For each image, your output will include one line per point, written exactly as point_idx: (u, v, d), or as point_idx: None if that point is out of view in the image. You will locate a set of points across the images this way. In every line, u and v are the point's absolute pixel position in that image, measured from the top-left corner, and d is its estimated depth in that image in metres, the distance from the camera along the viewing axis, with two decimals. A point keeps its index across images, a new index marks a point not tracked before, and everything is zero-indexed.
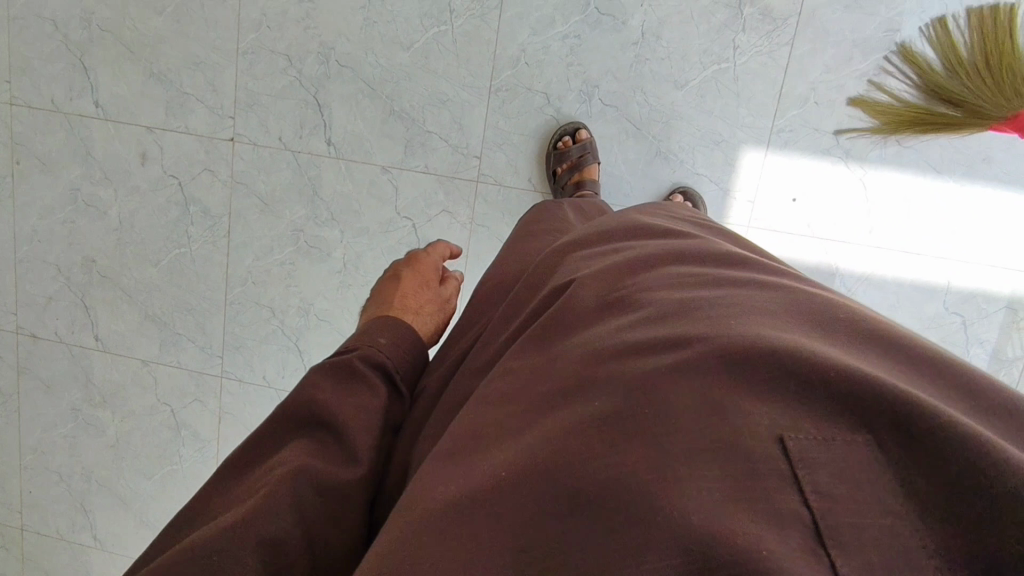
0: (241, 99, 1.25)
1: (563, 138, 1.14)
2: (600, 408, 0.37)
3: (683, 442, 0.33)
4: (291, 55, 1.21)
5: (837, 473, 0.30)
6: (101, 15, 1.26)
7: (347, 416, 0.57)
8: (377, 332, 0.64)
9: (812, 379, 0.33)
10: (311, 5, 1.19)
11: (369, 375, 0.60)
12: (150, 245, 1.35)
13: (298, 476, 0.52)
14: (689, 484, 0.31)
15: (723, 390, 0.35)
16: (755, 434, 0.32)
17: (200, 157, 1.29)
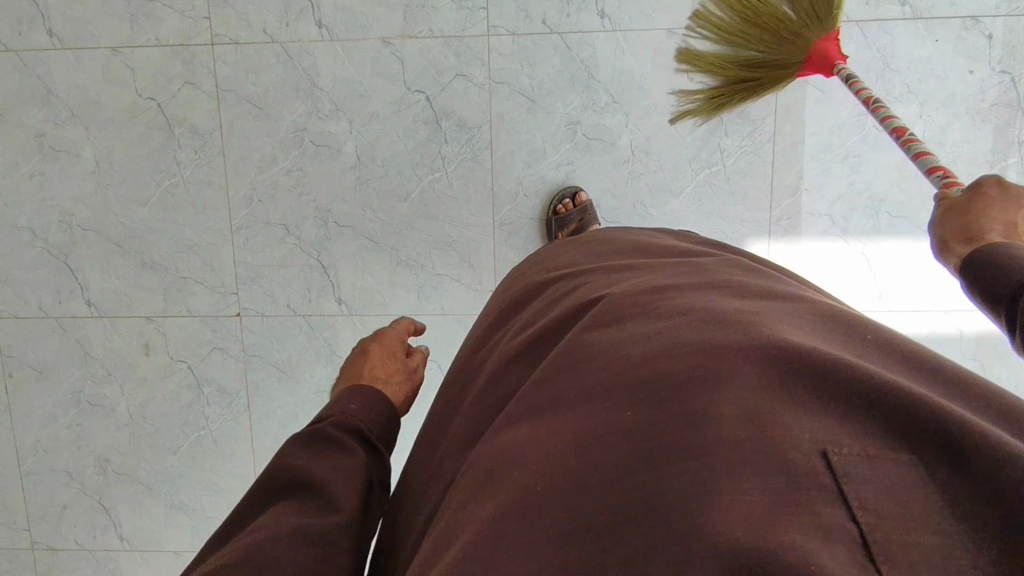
0: (243, 275, 1.23)
1: (563, 202, 1.14)
2: (639, 416, 0.36)
3: (727, 445, 0.32)
4: (287, 224, 1.20)
5: (883, 492, 0.29)
6: (80, 216, 1.23)
7: (322, 477, 0.54)
8: (348, 400, 0.61)
9: (866, 389, 0.33)
10: (300, 173, 1.18)
11: (343, 437, 0.57)
12: (166, 434, 1.30)
13: (266, 546, 0.49)
14: (733, 491, 0.30)
15: (771, 395, 0.34)
16: (803, 447, 0.31)
17: (207, 337, 1.26)
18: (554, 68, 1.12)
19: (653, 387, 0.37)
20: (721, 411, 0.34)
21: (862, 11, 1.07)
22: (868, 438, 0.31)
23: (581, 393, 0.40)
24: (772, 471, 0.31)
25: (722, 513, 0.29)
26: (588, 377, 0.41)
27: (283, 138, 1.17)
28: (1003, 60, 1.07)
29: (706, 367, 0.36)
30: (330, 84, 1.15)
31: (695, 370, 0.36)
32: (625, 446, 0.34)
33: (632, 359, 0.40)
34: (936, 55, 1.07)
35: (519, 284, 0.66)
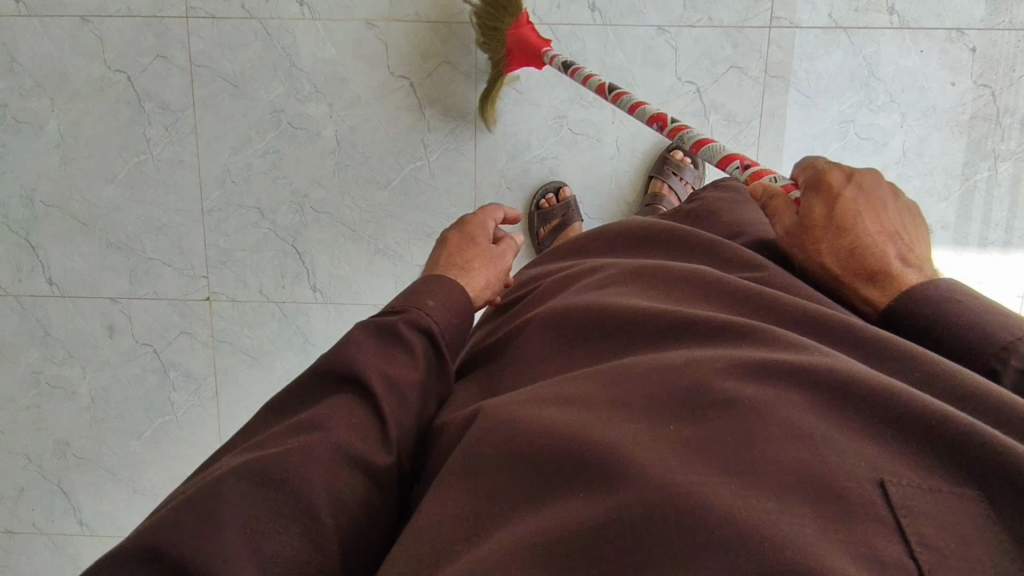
0: (214, 258, 1.19)
1: (546, 197, 1.13)
2: (711, 433, 0.40)
3: (797, 471, 0.36)
4: (262, 208, 1.17)
5: (939, 527, 0.34)
6: (43, 190, 1.17)
7: (395, 378, 0.59)
8: (423, 296, 0.66)
9: (924, 432, 0.37)
10: (277, 155, 1.15)
11: (411, 340, 0.62)
12: (130, 418, 1.27)
13: (348, 435, 0.55)
14: (802, 512, 0.34)
15: (835, 432, 0.39)
16: (863, 477, 0.36)
17: (176, 321, 1.22)
18: (542, 60, 1.10)
19: (725, 408, 0.41)
20: (785, 439, 0.38)
21: (851, 18, 1.07)
22: (931, 475, 0.36)
23: (651, 406, 0.43)
24: (834, 497, 0.35)
25: (796, 526, 0.33)
26: (657, 392, 0.44)
27: (260, 119, 1.14)
28: (984, 74, 1.08)
29: (779, 400, 0.40)
30: (309, 65, 1.11)
31: (766, 399, 0.41)
32: (699, 457, 0.38)
33: (699, 376, 0.44)
34: (921, 66, 1.08)
35: (557, 278, 0.68)
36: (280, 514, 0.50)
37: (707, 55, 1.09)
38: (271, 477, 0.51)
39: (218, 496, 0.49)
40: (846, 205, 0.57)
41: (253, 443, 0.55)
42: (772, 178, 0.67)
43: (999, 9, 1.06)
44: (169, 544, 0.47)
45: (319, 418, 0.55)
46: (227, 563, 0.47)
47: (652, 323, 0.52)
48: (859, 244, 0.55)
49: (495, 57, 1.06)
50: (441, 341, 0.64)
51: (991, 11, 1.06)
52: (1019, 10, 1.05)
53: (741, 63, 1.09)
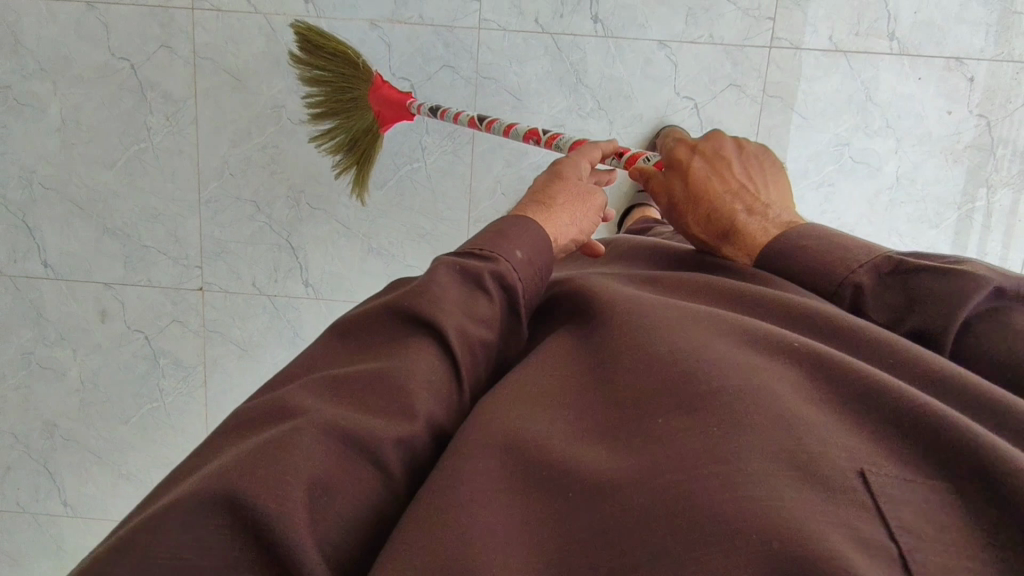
0: (209, 249, 1.20)
1: None
2: (697, 425, 0.40)
3: (779, 459, 0.36)
4: (258, 201, 1.18)
5: (919, 514, 0.33)
6: (42, 173, 1.18)
7: (474, 337, 0.52)
8: (512, 242, 0.58)
9: (909, 426, 0.37)
10: (276, 150, 1.16)
11: (494, 296, 0.55)
12: (119, 403, 1.28)
13: (430, 402, 0.48)
14: (784, 493, 0.34)
15: (817, 423, 0.39)
16: (847, 466, 0.36)
17: (168, 309, 1.23)
18: (543, 69, 1.11)
19: (709, 401, 0.41)
20: (764, 427, 0.38)
21: (851, 43, 1.07)
22: (912, 466, 0.36)
23: (637, 401, 0.44)
24: (819, 483, 0.35)
25: (772, 507, 0.33)
26: (644, 385, 0.45)
27: (260, 113, 1.14)
28: (980, 105, 1.08)
29: (759, 391, 0.41)
30: None
31: (751, 392, 0.41)
32: (684, 449, 0.38)
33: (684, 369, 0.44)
34: (918, 93, 1.09)
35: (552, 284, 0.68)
36: (363, 475, 0.43)
37: (706, 72, 1.10)
38: (356, 430, 0.43)
39: (299, 442, 0.41)
40: (697, 176, 0.67)
41: (318, 382, 0.47)
42: (645, 159, 0.80)
43: (999, 41, 1.06)
44: (250, 497, 0.37)
45: (397, 371, 0.48)
46: (310, 526, 0.38)
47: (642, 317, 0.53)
48: (713, 208, 0.65)
49: (365, 123, 1.09)
50: (523, 302, 0.57)
51: (991, 42, 1.06)
52: (1019, 43, 1.06)
53: (740, 81, 1.10)
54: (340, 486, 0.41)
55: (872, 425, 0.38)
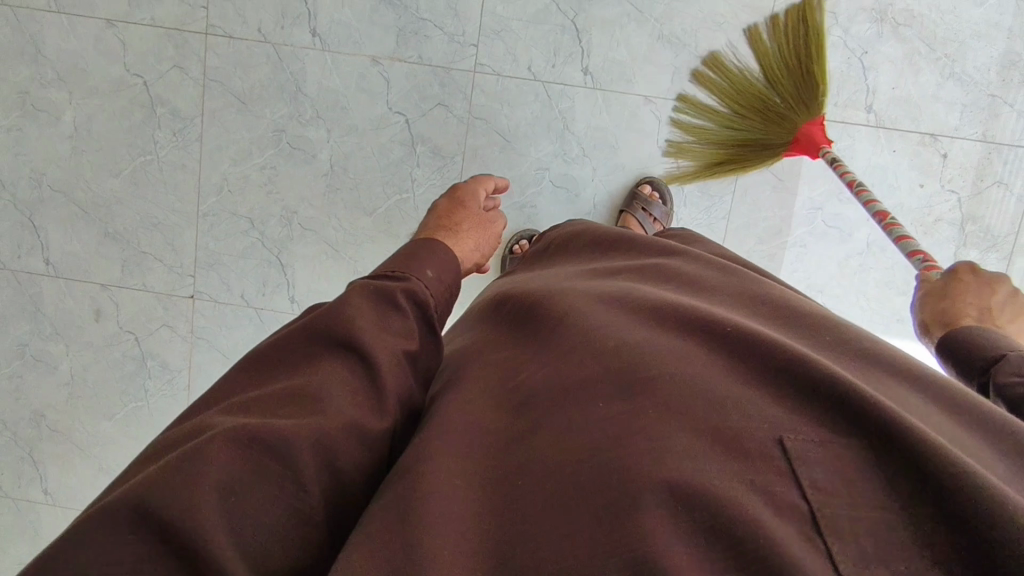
0: (202, 260, 1.26)
1: (518, 242, 1.18)
2: (633, 403, 0.44)
3: (707, 435, 0.40)
4: (252, 218, 1.23)
5: (830, 472, 0.37)
6: (52, 176, 1.24)
7: (395, 347, 0.55)
8: (421, 265, 0.64)
9: (821, 393, 0.41)
10: (273, 171, 1.21)
11: (408, 309, 0.59)
12: (105, 399, 1.33)
13: (343, 408, 0.50)
14: (709, 466, 0.39)
15: (743, 398, 0.42)
16: (765, 437, 0.40)
17: (159, 313, 1.28)
18: (532, 114, 1.16)
19: (645, 384, 0.45)
20: (693, 407, 0.42)
21: (830, 112, 1.12)
22: (823, 427, 0.40)
23: (580, 377, 0.48)
24: (739, 454, 0.39)
25: (702, 481, 0.38)
26: (587, 364, 0.49)
27: (261, 136, 1.20)
28: (952, 181, 1.12)
29: (690, 375, 0.45)
30: (314, 91, 1.18)
31: (678, 373, 0.45)
32: (622, 425, 0.42)
33: (625, 353, 0.48)
34: (892, 165, 1.12)
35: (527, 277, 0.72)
36: (275, 472, 0.46)
37: None
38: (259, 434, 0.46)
39: (201, 453, 0.45)
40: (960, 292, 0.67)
41: (236, 402, 0.51)
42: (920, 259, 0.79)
43: (974, 121, 1.10)
44: (148, 505, 0.42)
45: (309, 383, 0.51)
46: (212, 526, 0.43)
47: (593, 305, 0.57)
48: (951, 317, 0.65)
49: (772, 142, 1.06)
50: (436, 317, 0.62)
51: (966, 122, 1.10)
52: (993, 125, 1.10)
53: None
54: (247, 487, 0.45)
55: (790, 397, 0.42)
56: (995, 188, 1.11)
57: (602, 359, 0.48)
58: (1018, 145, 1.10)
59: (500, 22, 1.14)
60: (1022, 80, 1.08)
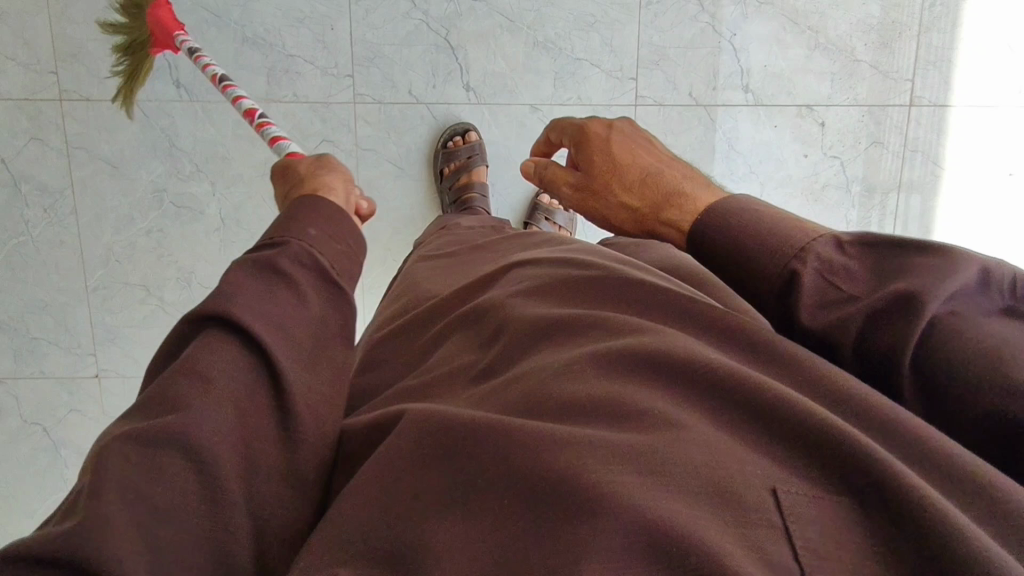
0: (100, 336, 1.19)
1: (452, 139, 1.13)
2: (631, 433, 0.41)
3: (705, 479, 0.37)
4: (148, 285, 1.17)
5: (824, 533, 0.34)
6: None
7: (280, 325, 0.47)
8: (298, 221, 0.53)
9: (819, 444, 0.38)
10: (161, 234, 1.16)
11: (295, 276, 0.50)
12: (22, 497, 1.25)
13: (248, 424, 0.43)
14: (698, 512, 0.36)
15: (736, 446, 0.40)
16: (760, 485, 0.37)
17: (64, 398, 1.21)
18: (420, 137, 1.14)
19: (639, 419, 0.42)
20: (691, 447, 0.39)
21: (709, 96, 1.14)
22: (817, 481, 0.37)
23: (566, 404, 0.44)
24: (731, 504, 0.36)
25: (692, 522, 0.35)
26: (574, 391, 0.45)
27: (141, 198, 1.14)
28: (833, 146, 1.16)
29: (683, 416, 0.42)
30: (189, 145, 1.13)
31: (676, 412, 0.42)
32: (616, 456, 0.39)
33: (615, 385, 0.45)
34: (775, 140, 1.16)
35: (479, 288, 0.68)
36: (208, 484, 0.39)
37: None
38: (169, 443, 0.39)
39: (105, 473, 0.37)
40: (614, 150, 0.58)
41: (138, 400, 0.42)
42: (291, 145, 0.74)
43: (843, 88, 1.14)
44: (57, 546, 0.34)
45: (195, 373, 0.42)
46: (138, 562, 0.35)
47: (564, 325, 0.53)
48: (641, 177, 0.56)
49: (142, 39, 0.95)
50: (331, 271, 0.52)
51: (837, 89, 1.14)
52: (862, 89, 1.14)
53: None
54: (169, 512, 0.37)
55: (784, 445, 0.39)
56: (872, 148, 1.16)
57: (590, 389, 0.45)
58: (887, 106, 1.14)
59: (371, 48, 1.10)
60: (882, 43, 1.12)
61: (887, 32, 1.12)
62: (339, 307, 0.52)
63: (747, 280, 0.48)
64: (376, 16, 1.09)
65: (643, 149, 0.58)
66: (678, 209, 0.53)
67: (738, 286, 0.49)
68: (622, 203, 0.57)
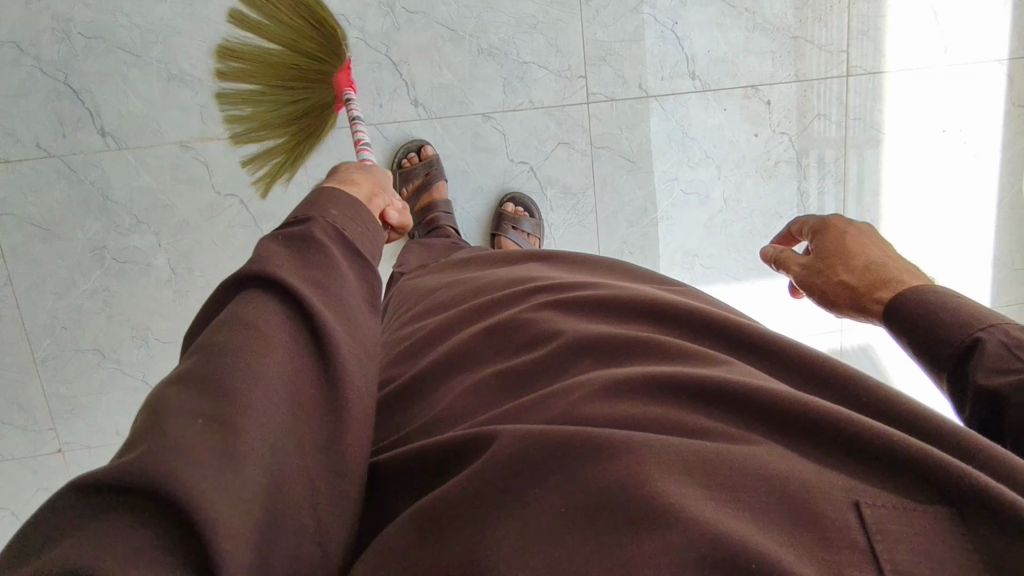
0: (57, 409, 1.12)
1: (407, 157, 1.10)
2: (699, 443, 0.40)
3: (781, 492, 0.37)
4: (102, 348, 1.11)
5: (912, 548, 0.34)
6: None
7: (315, 285, 0.48)
8: (323, 205, 0.57)
9: (895, 460, 0.37)
10: (108, 293, 1.09)
11: (326, 245, 0.52)
12: None
13: (293, 382, 0.41)
14: (771, 528, 0.35)
15: (808, 460, 0.39)
16: (840, 497, 0.37)
17: (28, 477, 1.15)
18: (374, 160, 1.10)
19: (705, 434, 0.41)
20: (764, 460, 0.39)
21: (659, 87, 1.14)
22: (897, 495, 0.37)
23: (626, 417, 0.43)
24: (808, 520, 0.36)
25: (771, 539, 0.34)
26: (636, 409, 0.44)
27: (81, 259, 1.07)
28: (781, 123, 1.19)
29: (747, 432, 0.41)
30: (126, 195, 1.05)
31: (746, 432, 0.41)
32: (685, 468, 0.38)
33: (672, 398, 0.44)
34: (726, 123, 1.18)
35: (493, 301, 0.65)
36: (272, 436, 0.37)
37: (534, 136, 1.13)
38: (233, 386, 0.38)
39: (170, 414, 0.35)
40: (854, 240, 0.69)
41: (199, 342, 0.41)
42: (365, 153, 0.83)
43: (784, 66, 1.16)
44: (138, 468, 0.31)
45: (246, 322, 0.42)
46: (213, 497, 0.32)
47: (614, 347, 0.52)
48: (870, 263, 0.66)
49: (306, 104, 0.93)
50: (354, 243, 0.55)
51: (779, 67, 1.16)
52: (802, 64, 1.16)
53: (567, 139, 1.14)
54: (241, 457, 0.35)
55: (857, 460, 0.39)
56: (818, 120, 1.19)
57: (649, 403, 0.44)
58: (827, 79, 1.17)
59: None
60: (817, 17, 1.15)
61: (819, 7, 1.14)
62: (364, 275, 0.55)
63: (933, 345, 0.55)
64: None
65: (874, 245, 0.68)
66: (890, 294, 0.62)
67: (933, 347, 0.55)
68: (845, 282, 0.66)
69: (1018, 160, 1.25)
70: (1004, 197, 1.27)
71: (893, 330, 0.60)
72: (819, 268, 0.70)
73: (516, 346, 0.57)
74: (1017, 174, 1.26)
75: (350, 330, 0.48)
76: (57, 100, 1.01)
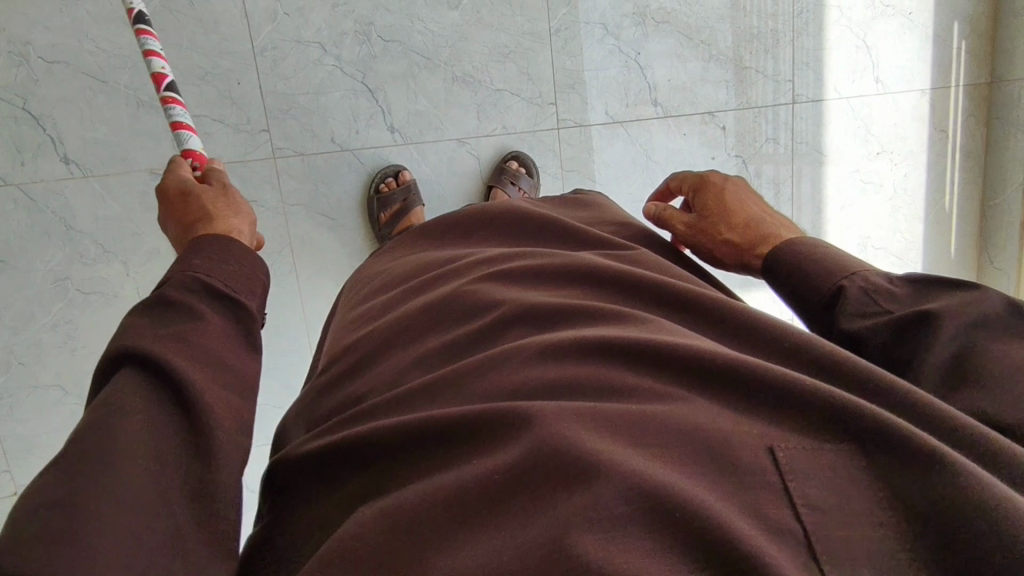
0: (14, 450, 1.06)
1: (385, 181, 1.10)
2: (627, 406, 0.45)
3: (702, 442, 0.41)
4: (64, 384, 1.06)
5: (820, 486, 0.39)
6: None
7: (178, 333, 0.49)
8: (185, 258, 0.56)
9: (811, 406, 0.42)
10: (70, 326, 1.04)
11: (186, 299, 0.52)
12: None
13: (156, 432, 0.44)
14: (693, 478, 0.39)
15: (725, 413, 0.44)
16: (756, 445, 0.41)
17: None
18: (350, 184, 1.11)
19: (630, 396, 0.46)
20: (685, 416, 0.43)
21: (624, 113, 1.20)
22: (811, 435, 0.42)
23: (562, 382, 0.48)
24: (727, 464, 0.40)
25: (689, 483, 0.38)
26: (566, 370, 0.49)
27: (40, 292, 1.02)
28: (735, 147, 1.27)
29: (667, 391, 0.46)
30: (91, 225, 1.02)
31: (675, 393, 0.46)
32: (610, 430, 0.42)
33: (601, 367, 0.49)
34: (686, 146, 1.25)
35: (447, 272, 0.69)
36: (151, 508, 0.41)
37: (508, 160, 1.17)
38: (111, 461, 0.40)
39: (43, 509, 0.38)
40: (732, 200, 0.76)
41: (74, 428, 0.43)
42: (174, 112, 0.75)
43: (736, 93, 1.24)
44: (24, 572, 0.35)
45: (113, 398, 0.44)
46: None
47: (546, 312, 0.57)
48: (748, 221, 0.73)
49: None
50: (217, 282, 0.55)
51: (731, 95, 1.24)
52: (752, 92, 1.25)
53: (539, 161, 1.19)
54: (140, 538, 0.39)
55: (774, 409, 0.43)
56: (768, 144, 1.28)
57: (582, 370, 0.48)
58: (775, 106, 1.26)
59: (284, 98, 1.05)
60: (765, 50, 1.23)
61: (766, 40, 1.23)
62: (234, 320, 0.54)
63: (804, 293, 0.61)
64: (285, 64, 1.04)
65: (749, 202, 0.75)
66: (767, 248, 0.68)
67: (799, 295, 0.62)
68: (727, 239, 0.73)
69: (941, 179, 1.38)
70: (929, 211, 1.40)
71: (774, 282, 0.66)
72: (703, 227, 0.77)
73: (465, 312, 0.60)
74: (940, 191, 1.39)
75: (230, 382, 0.50)
76: (14, 126, 0.97)
